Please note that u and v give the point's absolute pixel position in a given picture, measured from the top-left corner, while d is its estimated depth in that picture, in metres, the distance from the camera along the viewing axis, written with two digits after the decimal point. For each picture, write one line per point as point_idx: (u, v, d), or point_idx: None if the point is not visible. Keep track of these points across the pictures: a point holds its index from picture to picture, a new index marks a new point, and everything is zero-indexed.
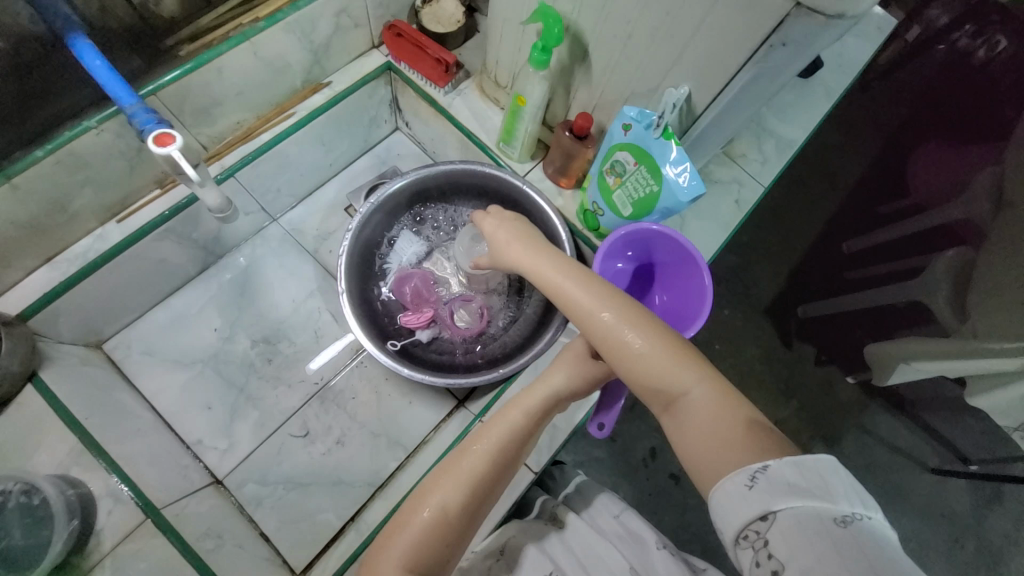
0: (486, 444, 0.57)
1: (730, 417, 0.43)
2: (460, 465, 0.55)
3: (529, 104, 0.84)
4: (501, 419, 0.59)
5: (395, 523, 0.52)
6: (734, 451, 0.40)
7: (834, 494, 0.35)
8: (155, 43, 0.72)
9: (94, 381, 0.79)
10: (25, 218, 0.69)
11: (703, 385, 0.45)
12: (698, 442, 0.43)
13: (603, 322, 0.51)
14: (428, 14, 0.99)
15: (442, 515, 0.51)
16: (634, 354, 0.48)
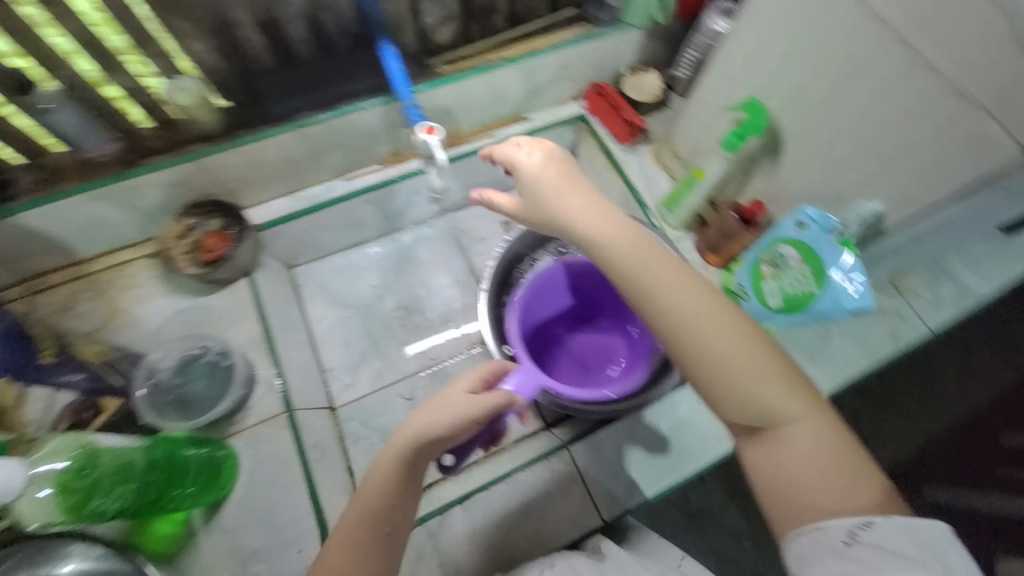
0: (403, 450, 0.58)
1: (827, 457, 0.50)
2: (370, 480, 0.58)
3: (706, 179, 0.89)
4: (405, 428, 0.60)
5: (341, 527, 0.57)
6: (830, 482, 0.49)
7: (917, 555, 0.44)
8: (423, 59, 0.92)
9: (279, 293, 0.97)
10: (293, 158, 0.90)
11: (811, 424, 0.51)
12: (794, 478, 0.50)
13: (713, 332, 0.52)
14: (630, 82, 1.07)
15: (364, 522, 0.56)
16: (737, 373, 0.51)
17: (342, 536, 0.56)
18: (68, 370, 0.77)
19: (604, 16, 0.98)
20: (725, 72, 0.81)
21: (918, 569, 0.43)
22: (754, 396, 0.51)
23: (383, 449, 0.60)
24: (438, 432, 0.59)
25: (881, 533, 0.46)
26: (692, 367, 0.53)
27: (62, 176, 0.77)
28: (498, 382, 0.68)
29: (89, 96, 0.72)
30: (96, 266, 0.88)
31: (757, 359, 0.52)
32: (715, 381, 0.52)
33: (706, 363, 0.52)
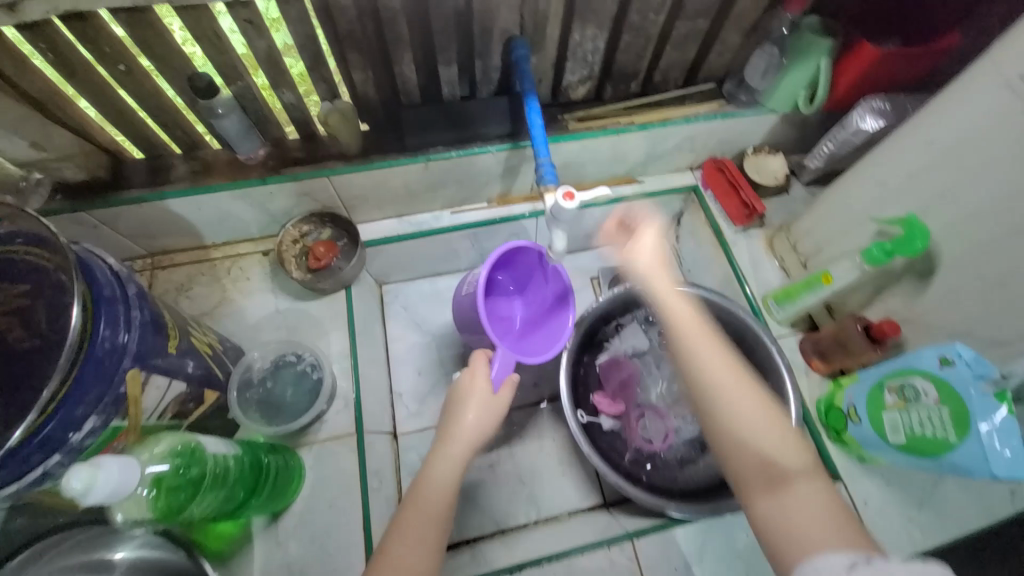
0: (457, 449, 0.67)
1: (826, 507, 0.52)
2: (428, 479, 0.65)
3: (832, 285, 0.83)
4: (451, 427, 0.69)
5: (408, 511, 0.63)
6: (831, 526, 0.50)
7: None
8: (555, 114, 0.93)
9: (369, 309, 1.00)
10: (412, 186, 0.93)
11: (810, 478, 0.54)
12: (801, 521, 0.51)
13: (740, 391, 0.62)
14: (753, 161, 1.03)
15: (426, 511, 0.62)
16: (752, 426, 0.59)
17: (410, 522, 0.61)
18: (190, 360, 0.66)
19: (744, 98, 0.96)
20: (875, 179, 0.76)
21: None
22: (755, 444, 0.58)
23: (438, 446, 0.68)
24: (486, 436, 0.69)
25: (894, 571, 0.43)
26: (727, 425, 0.60)
27: (212, 172, 0.83)
28: (497, 368, 0.74)
29: (255, 106, 0.78)
30: (217, 254, 0.94)
31: (778, 424, 0.59)
32: (738, 433, 0.59)
33: (723, 416, 0.61)
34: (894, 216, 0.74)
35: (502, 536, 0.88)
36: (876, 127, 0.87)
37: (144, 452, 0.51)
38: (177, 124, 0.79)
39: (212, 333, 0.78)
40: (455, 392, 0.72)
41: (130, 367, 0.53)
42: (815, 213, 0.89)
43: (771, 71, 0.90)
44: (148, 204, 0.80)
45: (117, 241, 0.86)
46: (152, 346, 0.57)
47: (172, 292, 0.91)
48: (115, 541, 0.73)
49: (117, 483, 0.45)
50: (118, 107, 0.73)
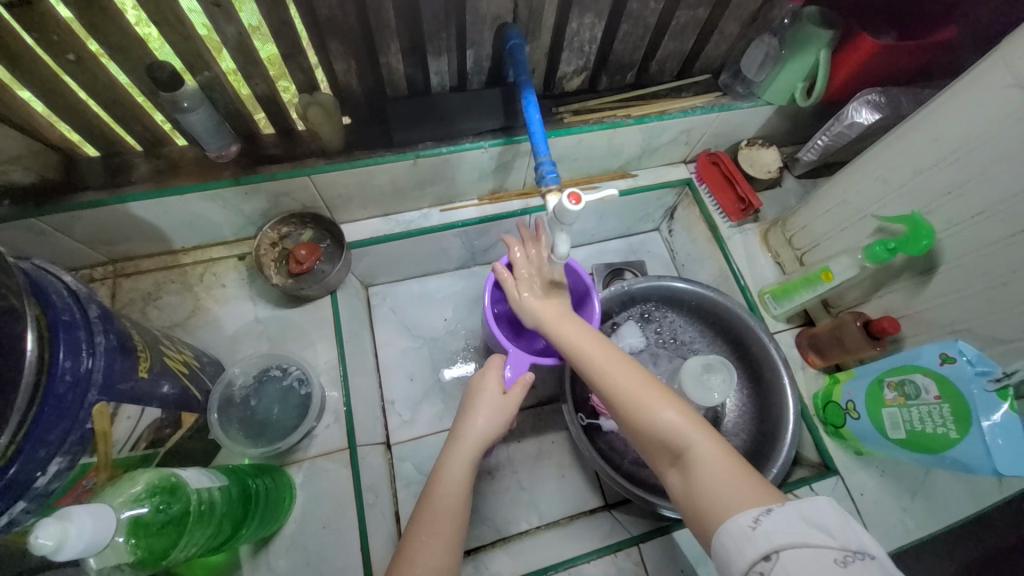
0: (467, 449, 0.66)
1: (730, 466, 0.50)
2: (443, 476, 0.63)
3: (832, 282, 0.83)
4: (462, 428, 0.67)
5: (420, 519, 0.60)
6: (739, 482, 0.48)
7: (832, 535, 0.41)
8: (549, 107, 0.89)
9: (355, 315, 0.95)
10: (401, 184, 0.87)
11: (714, 445, 0.52)
12: (709, 489, 0.49)
13: (631, 382, 0.60)
14: (746, 154, 1.00)
15: (443, 512, 0.60)
16: (643, 407, 0.57)
17: (427, 525, 0.59)
18: (164, 382, 0.60)
19: (740, 89, 0.94)
20: (876, 174, 0.77)
21: (828, 548, 0.40)
22: (657, 425, 0.56)
23: (450, 447, 0.66)
24: (493, 435, 0.67)
25: (790, 516, 0.43)
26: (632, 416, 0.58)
27: (179, 171, 0.76)
28: (509, 371, 0.72)
29: (225, 99, 0.71)
30: (187, 259, 0.87)
31: (668, 397, 0.58)
32: (638, 419, 0.57)
33: (626, 404, 0.59)
34: (898, 214, 0.75)
35: (504, 544, 0.85)
36: (870, 121, 0.86)
37: (115, 498, 0.46)
38: (137, 120, 0.71)
39: (188, 349, 0.72)
40: (467, 397, 0.71)
41: (97, 400, 0.48)
42: (813, 208, 0.89)
43: (768, 62, 0.88)
44: (107, 207, 0.72)
45: (73, 248, 0.78)
46: (119, 371, 0.51)
47: (138, 301, 0.84)
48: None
49: (92, 536, 0.40)
50: (69, 100, 0.65)
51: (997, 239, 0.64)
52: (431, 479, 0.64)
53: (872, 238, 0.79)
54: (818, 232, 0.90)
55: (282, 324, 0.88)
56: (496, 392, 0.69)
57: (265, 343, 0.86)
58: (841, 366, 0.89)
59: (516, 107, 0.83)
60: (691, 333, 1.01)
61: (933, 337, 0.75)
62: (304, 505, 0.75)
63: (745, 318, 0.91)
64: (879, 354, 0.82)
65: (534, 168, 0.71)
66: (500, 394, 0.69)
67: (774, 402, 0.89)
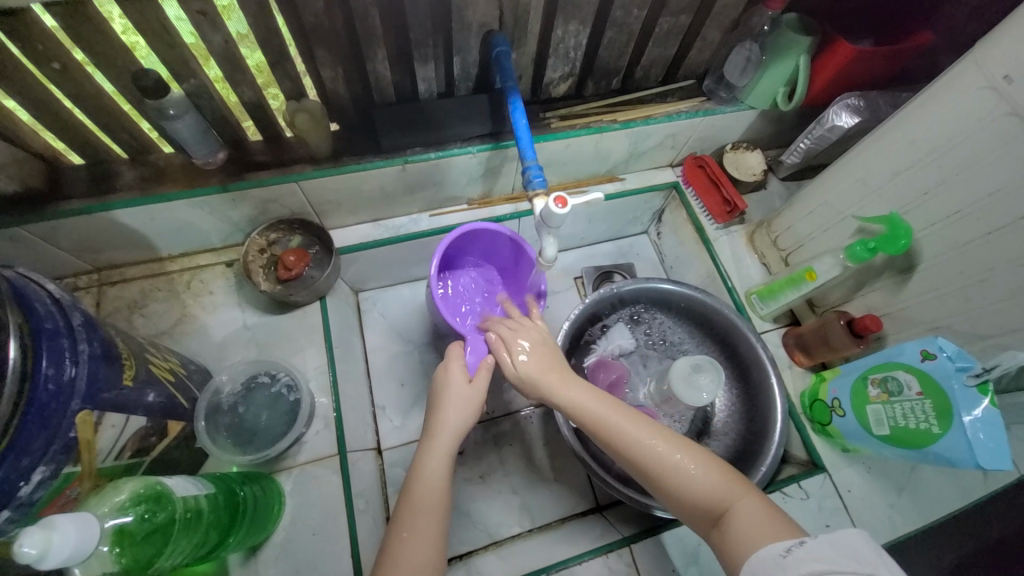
0: (441, 442, 0.65)
1: (762, 512, 0.51)
2: (420, 471, 0.63)
3: (816, 282, 0.84)
4: (434, 423, 0.67)
5: (400, 518, 0.60)
6: (773, 525, 0.49)
7: (862, 563, 0.41)
8: (536, 113, 0.90)
9: (345, 321, 0.95)
10: (390, 190, 0.88)
11: (735, 489, 0.54)
12: (746, 537, 0.49)
13: (643, 429, 0.60)
14: (731, 157, 1.02)
15: (422, 509, 0.60)
16: (665, 463, 0.57)
17: (408, 524, 0.59)
18: (150, 390, 0.60)
19: (723, 95, 0.95)
20: (855, 176, 0.79)
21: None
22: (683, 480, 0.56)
23: (425, 442, 0.65)
24: (467, 426, 0.68)
25: (822, 546, 0.43)
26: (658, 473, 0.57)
27: (165, 179, 0.75)
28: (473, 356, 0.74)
29: (212, 106, 0.72)
30: (175, 266, 0.86)
31: (686, 448, 0.58)
32: (664, 479, 0.57)
33: (645, 462, 0.58)
34: (877, 214, 0.76)
35: (496, 548, 0.85)
36: (851, 124, 0.88)
37: (100, 507, 0.45)
38: (123, 128, 0.71)
39: (174, 356, 0.72)
40: (436, 390, 0.70)
41: (81, 408, 0.47)
42: (796, 210, 0.91)
43: (750, 67, 0.89)
44: (92, 215, 0.72)
45: (57, 256, 0.78)
46: (103, 380, 0.51)
47: (124, 309, 0.83)
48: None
49: (76, 544, 0.40)
50: (53, 109, 0.65)
51: (972, 237, 0.66)
52: (407, 479, 0.64)
53: (853, 238, 0.81)
54: (801, 233, 0.91)
55: (271, 331, 0.87)
56: (462, 381, 0.69)
57: (254, 350, 0.86)
58: (827, 365, 0.91)
59: (503, 113, 0.84)
60: (679, 334, 1.02)
61: (914, 334, 0.77)
62: (294, 513, 0.74)
63: (732, 319, 0.93)
64: (863, 352, 0.84)
65: (521, 172, 0.72)
66: (466, 382, 0.70)
67: (762, 401, 0.90)
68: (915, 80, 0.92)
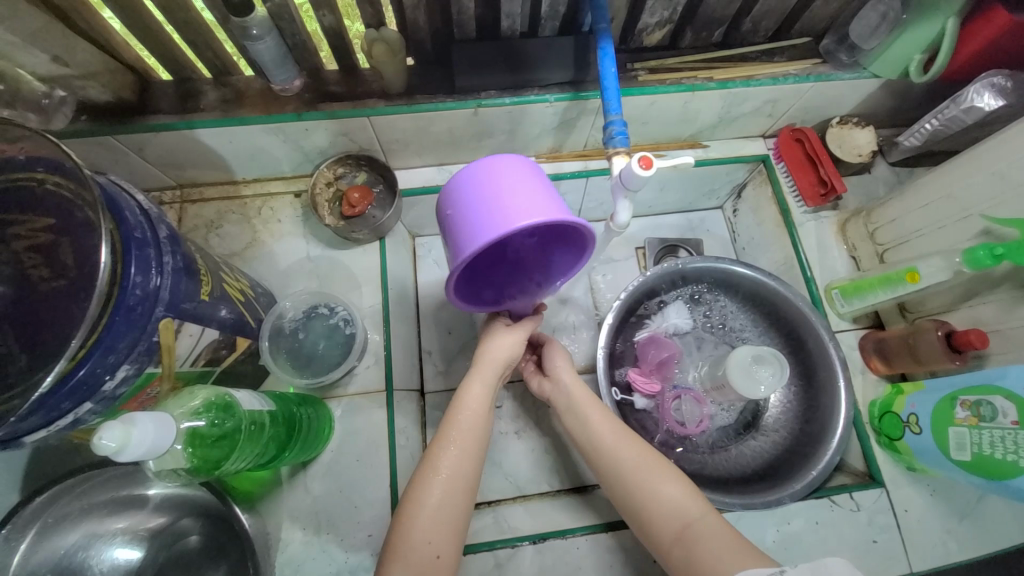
0: (486, 372, 0.68)
1: (727, 535, 0.54)
2: (466, 397, 0.66)
3: (917, 285, 0.75)
4: (485, 352, 0.70)
5: (447, 433, 0.63)
6: (737, 553, 0.51)
7: None
8: (623, 64, 0.82)
9: (401, 264, 0.95)
10: (459, 134, 0.85)
11: (707, 515, 0.56)
12: (709, 559, 0.52)
13: (624, 450, 0.64)
14: (836, 133, 0.90)
15: (470, 429, 0.63)
16: (637, 476, 0.61)
17: (452, 436, 0.62)
18: (222, 307, 0.63)
19: (844, 58, 0.83)
20: (995, 168, 0.68)
21: None
22: (651, 496, 0.59)
23: (476, 367, 0.68)
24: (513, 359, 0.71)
25: None
26: (636, 484, 0.60)
27: (244, 102, 0.76)
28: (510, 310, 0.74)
29: (293, 29, 0.70)
30: (248, 191, 0.89)
31: (664, 467, 0.62)
32: (635, 492, 0.60)
33: (619, 469, 0.62)
34: (1014, 216, 0.66)
35: (523, 502, 0.87)
36: (993, 107, 0.76)
37: (176, 409, 0.49)
38: (207, 46, 0.71)
39: (244, 278, 0.75)
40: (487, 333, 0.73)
41: (163, 316, 0.50)
42: (907, 200, 0.80)
43: (884, 27, 0.77)
44: (177, 132, 0.74)
45: (145, 170, 0.82)
46: (183, 293, 0.53)
47: (201, 228, 0.87)
48: (145, 480, 0.71)
49: (152, 442, 0.43)
50: (146, 22, 0.66)
51: None
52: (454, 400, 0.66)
53: (975, 241, 0.70)
54: (908, 228, 0.81)
55: (331, 264, 0.89)
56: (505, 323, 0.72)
57: (314, 281, 0.89)
58: (907, 376, 0.83)
59: (588, 59, 0.78)
60: (741, 322, 0.96)
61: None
62: (341, 437, 0.78)
63: (805, 313, 0.85)
64: (956, 369, 0.75)
65: (603, 128, 0.67)
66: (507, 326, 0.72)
67: (823, 405, 0.84)
68: None
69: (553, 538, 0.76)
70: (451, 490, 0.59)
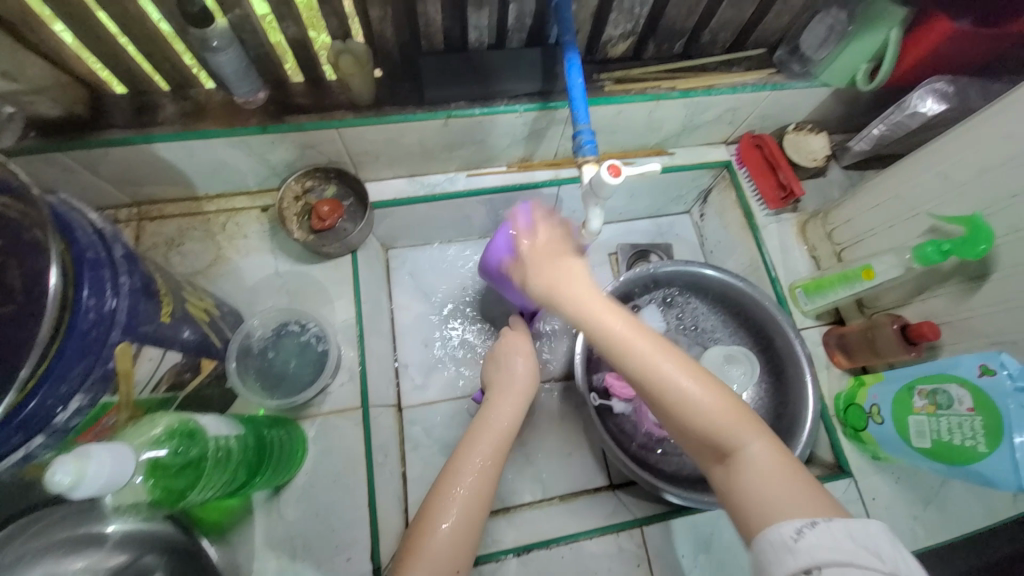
0: (511, 398, 0.69)
1: (772, 461, 0.49)
2: (485, 419, 0.66)
3: (873, 282, 0.79)
4: (506, 383, 0.71)
5: (463, 452, 0.63)
6: (785, 490, 0.47)
7: (882, 559, 0.40)
8: (590, 75, 0.84)
9: (374, 276, 0.94)
10: (429, 145, 0.84)
11: (749, 435, 0.51)
12: (754, 494, 0.48)
13: (653, 358, 0.55)
14: (793, 139, 0.95)
15: (491, 452, 0.63)
16: (670, 390, 0.54)
17: (470, 461, 0.62)
18: (185, 328, 0.60)
19: (796, 67, 0.87)
20: (937, 169, 0.72)
21: (873, 570, 0.39)
22: (686, 410, 0.53)
23: (495, 395, 0.69)
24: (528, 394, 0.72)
25: (834, 531, 0.41)
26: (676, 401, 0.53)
27: (205, 114, 0.74)
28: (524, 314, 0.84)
29: (256, 41, 0.69)
30: (211, 207, 0.86)
31: (698, 377, 0.54)
32: (671, 409, 0.54)
33: (647, 378, 0.54)
34: (957, 214, 0.70)
35: (506, 514, 0.86)
36: (935, 112, 0.81)
37: (136, 438, 0.46)
38: (165, 58, 0.69)
39: (208, 296, 0.72)
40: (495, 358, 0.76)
41: (120, 340, 0.48)
42: (860, 201, 0.85)
43: (832, 38, 0.81)
44: (133, 147, 0.71)
45: (98, 186, 0.78)
46: (142, 314, 0.51)
47: (161, 246, 0.83)
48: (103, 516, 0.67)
49: (110, 474, 0.41)
50: (98, 34, 0.64)
51: None
52: (482, 412, 0.68)
53: (923, 238, 0.75)
54: (862, 228, 0.85)
55: (302, 279, 0.87)
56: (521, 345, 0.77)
57: (284, 298, 0.86)
58: (868, 369, 0.87)
59: (555, 70, 0.79)
60: (712, 322, 0.99)
61: (975, 348, 0.72)
62: (315, 458, 0.76)
63: (772, 311, 0.88)
64: (912, 360, 0.79)
65: (572, 137, 0.68)
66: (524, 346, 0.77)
67: (792, 400, 0.86)
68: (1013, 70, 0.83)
69: (538, 548, 0.75)
70: (463, 526, 0.57)
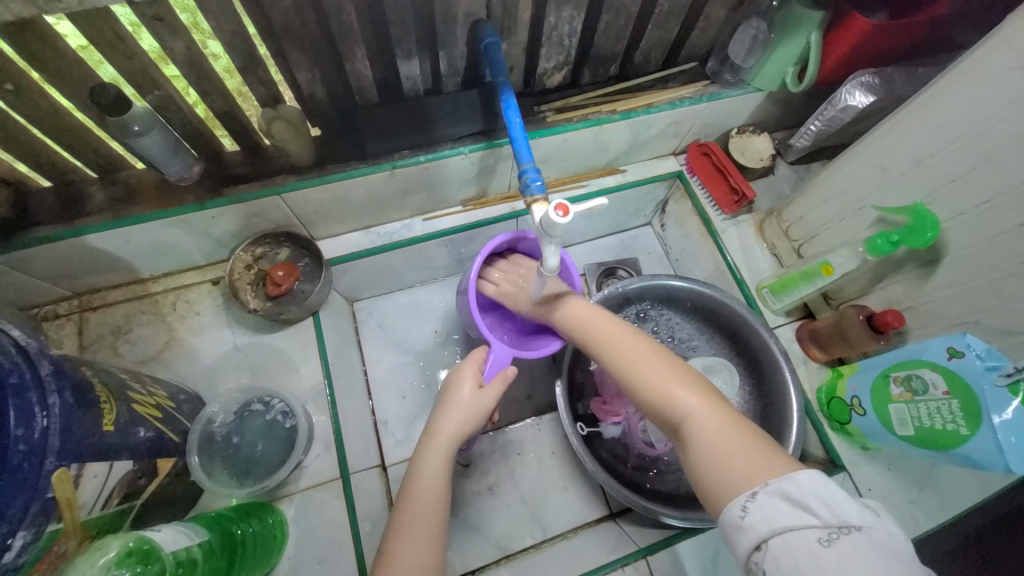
0: (443, 443, 0.64)
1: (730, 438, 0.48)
2: (417, 478, 0.61)
3: (834, 276, 0.80)
4: (437, 424, 0.65)
5: (399, 520, 0.58)
6: (743, 464, 0.45)
7: (815, 513, 0.39)
8: (532, 108, 0.85)
9: (340, 334, 0.91)
10: (379, 197, 0.83)
11: (710, 415, 0.50)
12: (714, 471, 0.47)
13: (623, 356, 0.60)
14: (737, 143, 0.97)
15: (423, 510, 0.58)
16: (641, 383, 0.56)
17: (402, 528, 0.57)
18: (136, 430, 0.57)
19: (728, 77, 0.90)
20: (875, 163, 0.74)
21: (809, 527, 0.39)
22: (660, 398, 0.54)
23: (423, 444, 0.64)
24: (468, 433, 0.65)
25: (772, 497, 0.41)
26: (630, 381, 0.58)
27: (138, 197, 0.71)
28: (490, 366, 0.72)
29: (182, 118, 0.66)
30: (158, 288, 0.82)
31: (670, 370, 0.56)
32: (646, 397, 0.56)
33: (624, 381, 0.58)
34: (900, 204, 0.72)
35: (507, 562, 0.83)
36: (865, 103, 0.83)
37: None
38: (88, 147, 0.66)
39: (161, 388, 0.68)
40: (442, 390, 0.69)
41: (56, 467, 0.44)
42: (809, 198, 0.87)
43: (757, 47, 0.84)
44: (64, 242, 0.68)
45: (32, 285, 0.73)
46: (79, 429, 0.47)
47: (107, 337, 0.79)
48: None
49: None
50: (10, 134, 0.61)
51: (1004, 228, 0.62)
52: (411, 466, 0.63)
53: (873, 229, 0.77)
54: (815, 223, 0.87)
55: (264, 350, 0.84)
56: (472, 387, 0.67)
57: (247, 373, 0.83)
58: (843, 360, 0.87)
59: (494, 108, 0.79)
60: (687, 331, 0.98)
61: (939, 330, 0.73)
62: (297, 541, 0.72)
63: (743, 314, 0.88)
64: (883, 348, 0.80)
65: (517, 176, 0.67)
66: (477, 388, 0.67)
67: (776, 399, 0.86)
68: (930, 55, 0.87)
69: None
70: None
